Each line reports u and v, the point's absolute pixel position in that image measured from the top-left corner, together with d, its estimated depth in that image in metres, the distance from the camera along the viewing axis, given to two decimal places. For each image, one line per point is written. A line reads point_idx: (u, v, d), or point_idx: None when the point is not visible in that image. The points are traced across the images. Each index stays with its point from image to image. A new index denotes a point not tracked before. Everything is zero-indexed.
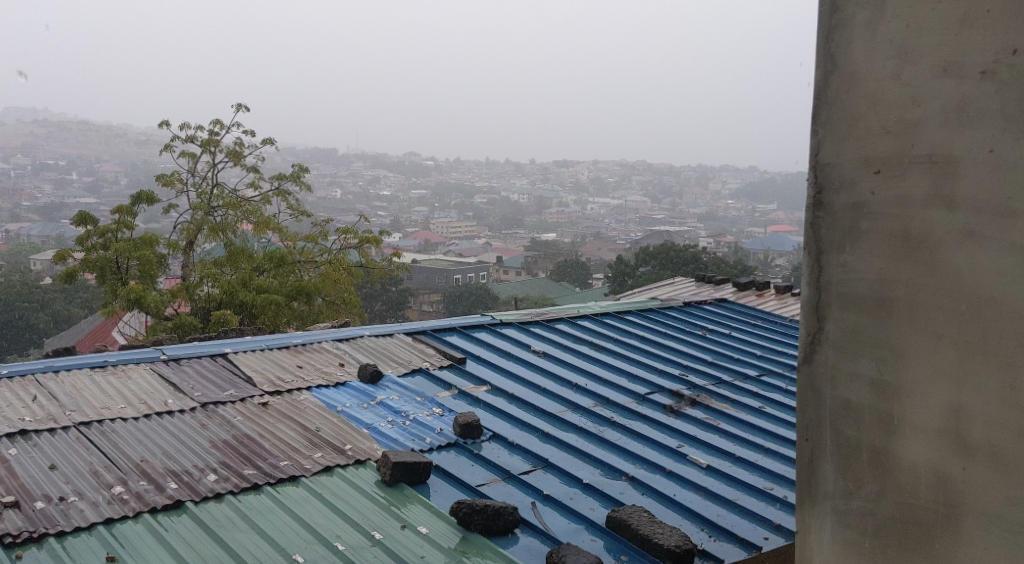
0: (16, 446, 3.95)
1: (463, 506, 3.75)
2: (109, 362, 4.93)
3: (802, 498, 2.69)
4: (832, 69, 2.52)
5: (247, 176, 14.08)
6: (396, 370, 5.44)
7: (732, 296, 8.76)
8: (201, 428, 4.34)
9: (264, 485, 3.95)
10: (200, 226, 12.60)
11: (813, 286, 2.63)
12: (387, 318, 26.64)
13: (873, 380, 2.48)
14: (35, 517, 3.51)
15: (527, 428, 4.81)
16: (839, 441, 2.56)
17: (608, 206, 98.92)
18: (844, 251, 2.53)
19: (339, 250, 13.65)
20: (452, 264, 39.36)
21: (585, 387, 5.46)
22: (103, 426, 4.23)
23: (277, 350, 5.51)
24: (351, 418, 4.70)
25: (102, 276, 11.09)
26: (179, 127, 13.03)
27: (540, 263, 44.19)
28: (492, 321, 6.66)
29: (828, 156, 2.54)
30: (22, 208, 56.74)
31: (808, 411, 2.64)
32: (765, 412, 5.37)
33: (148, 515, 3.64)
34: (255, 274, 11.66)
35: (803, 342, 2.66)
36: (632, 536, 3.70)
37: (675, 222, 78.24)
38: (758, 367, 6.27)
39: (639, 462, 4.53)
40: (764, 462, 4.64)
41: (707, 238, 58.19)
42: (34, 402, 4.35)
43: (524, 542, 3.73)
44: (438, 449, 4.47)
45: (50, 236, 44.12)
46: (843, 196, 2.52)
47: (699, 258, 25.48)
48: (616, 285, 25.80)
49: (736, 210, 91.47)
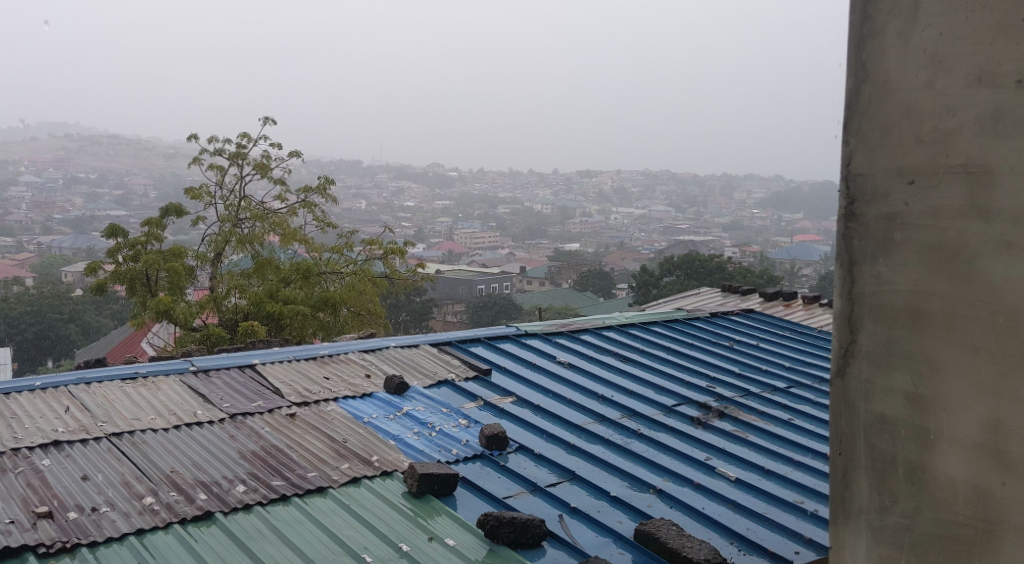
0: (49, 457, 4.00)
1: (491, 519, 3.74)
2: (140, 373, 4.98)
3: (837, 513, 2.67)
4: (863, 78, 2.51)
5: (274, 189, 14.13)
6: (422, 381, 5.45)
7: (759, 306, 8.70)
8: (230, 439, 4.37)
9: (292, 496, 3.96)
10: (227, 238, 12.72)
11: (845, 298, 2.61)
12: (411, 328, 26.81)
13: (908, 393, 2.46)
14: (68, 528, 3.54)
15: (552, 439, 4.80)
16: (874, 456, 2.54)
17: (632, 215, 98.28)
18: (877, 262, 2.52)
19: (365, 261, 13.75)
20: (476, 274, 39.48)
21: (611, 399, 5.45)
22: (135, 437, 4.27)
23: (305, 362, 5.54)
24: (378, 428, 4.72)
25: (131, 288, 11.18)
26: (207, 140, 13.07)
27: (563, 272, 44.02)
28: (518, 331, 6.65)
29: (860, 166, 2.53)
30: (54, 222, 57.51)
31: (843, 424, 2.62)
32: (794, 424, 5.33)
33: (179, 526, 3.66)
34: (281, 285, 11.73)
35: (837, 355, 2.64)
36: (662, 549, 3.68)
37: (699, 231, 77.84)
38: (787, 380, 6.21)
39: (667, 475, 4.50)
40: (795, 475, 4.60)
41: (730, 248, 57.79)
42: (67, 413, 4.40)
43: (551, 554, 3.73)
44: (464, 461, 4.47)
45: (82, 248, 44.85)
46: (876, 206, 2.50)
47: (726, 268, 25.27)
48: (639, 295, 25.73)
49: (759, 219, 91.06)
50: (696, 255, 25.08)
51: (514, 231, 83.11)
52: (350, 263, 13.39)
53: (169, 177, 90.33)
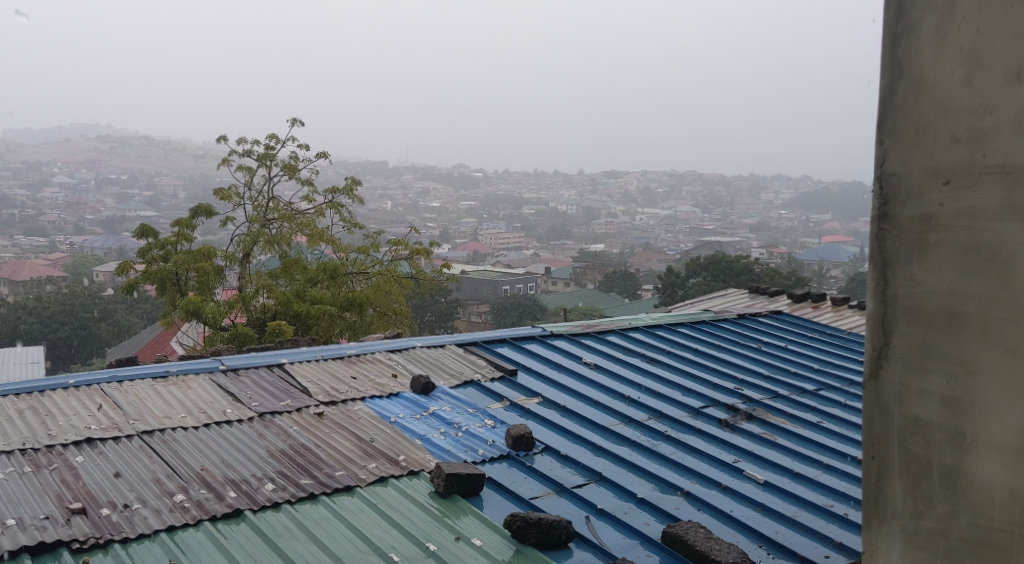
0: (83, 454, 4.04)
1: (517, 519, 3.74)
2: (170, 372, 5.03)
3: (870, 517, 2.65)
4: (898, 76, 2.49)
5: (302, 190, 14.22)
6: (448, 381, 5.46)
7: (788, 308, 8.63)
8: (259, 438, 4.40)
9: (320, 494, 3.99)
10: (255, 238, 12.81)
11: (878, 299, 2.59)
12: (436, 329, 26.89)
13: (943, 396, 2.43)
14: (101, 523, 3.58)
15: (579, 440, 4.80)
16: (908, 459, 2.52)
17: (657, 216, 97.97)
18: (912, 263, 2.49)
19: (390, 261, 13.68)
20: (502, 274, 39.55)
21: (638, 400, 5.44)
22: (165, 435, 4.31)
23: (332, 361, 5.57)
24: (404, 428, 4.73)
25: (162, 288, 11.29)
26: (236, 141, 13.17)
27: (587, 273, 43.93)
28: (544, 332, 6.65)
29: (894, 166, 2.51)
30: (86, 222, 58.23)
31: (876, 427, 2.60)
32: (824, 427, 5.29)
33: (209, 523, 3.70)
34: (309, 286, 11.81)
35: (870, 357, 2.62)
36: (689, 551, 3.67)
37: (726, 232, 77.44)
38: (816, 382, 6.16)
39: (694, 477, 4.49)
40: (824, 478, 4.57)
41: (757, 248, 57.44)
42: (99, 410, 4.45)
43: (578, 555, 3.73)
44: (490, 461, 4.48)
45: (112, 248, 45.39)
46: (910, 207, 2.48)
47: (753, 269, 25.12)
48: (665, 296, 25.65)
49: (787, 220, 90.46)
50: (722, 256, 24.96)
51: (540, 232, 83.10)
52: (377, 263, 13.43)
53: (197, 178, 91.17)
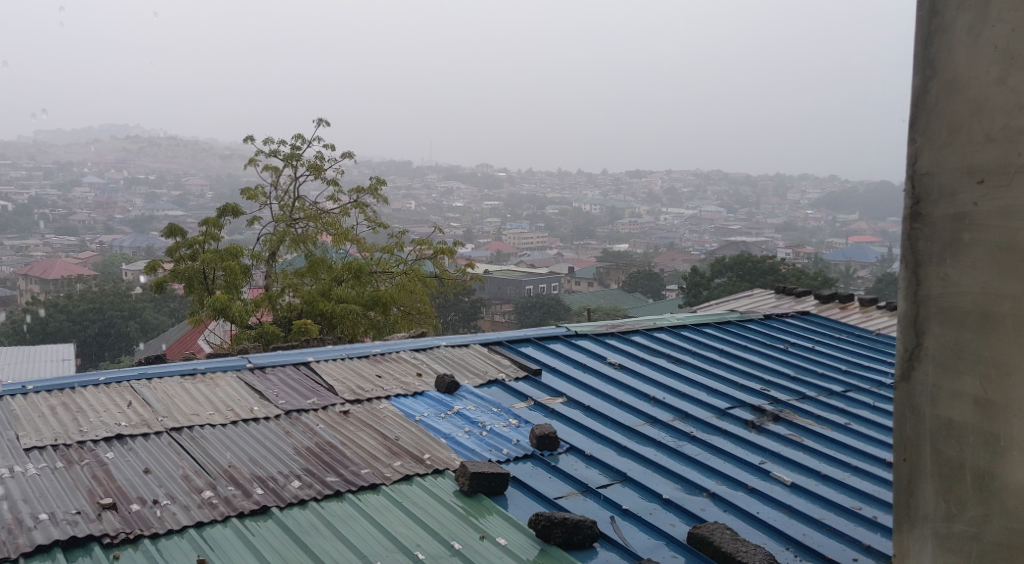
0: (113, 450, 4.08)
1: (542, 519, 3.74)
2: (198, 370, 5.07)
3: (901, 520, 2.62)
4: (931, 75, 2.46)
5: (328, 189, 14.29)
6: (472, 380, 5.47)
7: (814, 309, 8.57)
8: (285, 436, 4.43)
9: (346, 492, 4.00)
10: (281, 238, 12.87)
11: (910, 300, 2.56)
12: (460, 328, 26.94)
13: (977, 398, 2.41)
14: (131, 519, 3.61)
15: (604, 440, 4.79)
16: (940, 462, 2.49)
17: (682, 215, 97.59)
18: (945, 263, 2.47)
19: (415, 261, 13.77)
20: (526, 274, 39.55)
21: (662, 401, 5.42)
22: (194, 431, 4.35)
23: (358, 360, 5.59)
24: (429, 427, 4.75)
25: (190, 286, 11.38)
26: (263, 142, 13.26)
27: (611, 273, 43.82)
28: (568, 332, 6.64)
29: (927, 165, 2.49)
30: (115, 222, 58.82)
31: (907, 429, 2.57)
32: (852, 429, 5.25)
33: (237, 519, 3.72)
34: (334, 285, 11.87)
35: (902, 358, 2.60)
36: (715, 553, 3.65)
37: (751, 231, 77.00)
38: (843, 383, 6.11)
39: (720, 479, 4.46)
40: (853, 480, 4.53)
41: (782, 249, 57.08)
42: (129, 407, 4.49)
43: (603, 556, 3.72)
44: (515, 461, 4.48)
45: (140, 248, 45.83)
46: (943, 206, 2.46)
47: (779, 269, 24.97)
48: (690, 296, 25.55)
49: (813, 220, 89.81)
50: (748, 256, 24.82)
51: (564, 232, 83.03)
52: (401, 262, 13.46)
53: (224, 177, 91.87)
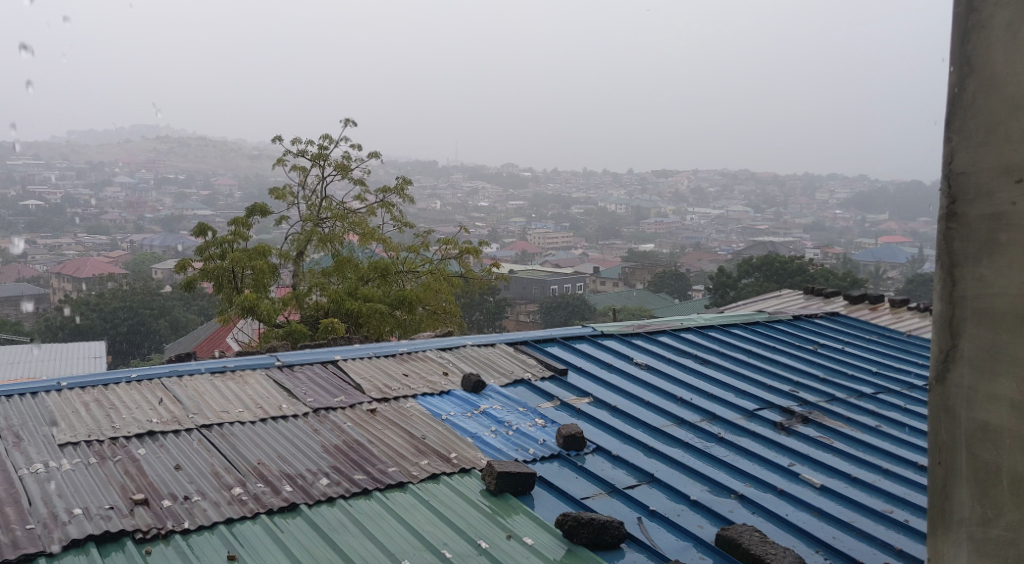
0: (145, 446, 4.12)
1: (568, 519, 3.73)
2: (228, 367, 5.11)
3: (934, 524, 2.58)
4: (967, 73, 2.43)
5: (354, 189, 14.34)
6: (498, 380, 5.47)
7: (844, 310, 8.50)
8: (314, 433, 4.45)
9: (373, 490, 4.02)
10: (309, 237, 12.92)
11: (945, 301, 2.53)
12: (485, 327, 26.98)
13: (1014, 401, 2.38)
14: (162, 514, 3.65)
15: (631, 441, 4.77)
16: (975, 466, 2.46)
17: (708, 215, 97.12)
18: (980, 264, 2.44)
19: (440, 260, 13.81)
20: (552, 274, 39.52)
21: (689, 402, 5.39)
22: (223, 429, 4.38)
23: (385, 359, 5.61)
24: (455, 426, 4.75)
25: (219, 285, 11.46)
26: (291, 142, 13.32)
27: (637, 273, 43.67)
28: (594, 332, 6.63)
29: (963, 164, 2.46)
30: (144, 221, 59.44)
31: (941, 432, 2.54)
32: (883, 431, 5.20)
33: (266, 516, 3.75)
34: (360, 284, 11.93)
35: (936, 360, 2.56)
36: (743, 555, 3.63)
37: (778, 232, 76.47)
38: (874, 385, 6.05)
39: (748, 480, 4.44)
40: (883, 483, 4.49)
41: (810, 249, 56.64)
42: (160, 404, 4.53)
43: (630, 557, 3.71)
44: (541, 461, 4.47)
45: (170, 246, 46.30)
46: (979, 206, 2.43)
47: (807, 269, 24.78)
48: (717, 296, 25.42)
49: (841, 220, 89.07)
50: (775, 257, 24.65)
51: (589, 232, 82.90)
52: (427, 262, 13.49)
53: (252, 177, 92.51)
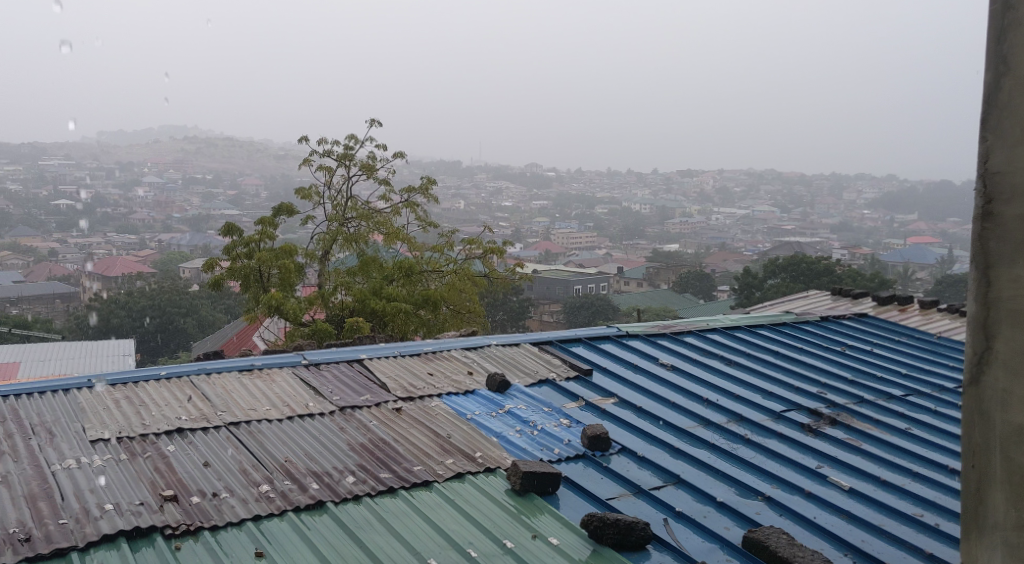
0: (174, 443, 4.16)
1: (594, 519, 3.72)
2: (255, 365, 5.14)
3: (967, 530, 2.55)
4: (1004, 71, 2.43)
5: (379, 189, 14.38)
6: (523, 379, 5.47)
7: (871, 311, 8.42)
8: (340, 431, 4.47)
9: (399, 488, 4.03)
10: (334, 237, 12.96)
11: (979, 302, 2.50)
12: (508, 327, 26.99)
13: None
14: (191, 511, 3.67)
15: (656, 442, 4.76)
16: (1011, 469, 2.45)
17: (733, 215, 96.65)
18: (1016, 265, 2.43)
19: (464, 260, 13.83)
20: (576, 274, 39.47)
21: (716, 403, 5.36)
22: (251, 426, 4.41)
23: (410, 358, 5.62)
24: (480, 425, 4.75)
25: (246, 284, 11.53)
26: (316, 142, 13.36)
27: (661, 273, 43.52)
28: (620, 333, 6.61)
29: (999, 164, 2.45)
30: (172, 220, 60.01)
31: (975, 435, 2.51)
32: (913, 433, 5.14)
33: (293, 513, 3.77)
34: (385, 283, 11.97)
35: (969, 362, 2.53)
36: (771, 557, 3.60)
37: (804, 232, 75.93)
38: (904, 387, 6.00)
39: (776, 482, 4.41)
40: (913, 486, 4.45)
41: (837, 249, 56.19)
42: (189, 401, 4.57)
43: (656, 558, 3.70)
44: (566, 461, 4.47)
45: (197, 246, 46.75)
46: (1015, 206, 2.43)
47: (833, 270, 24.58)
48: (742, 297, 25.27)
49: (868, 220, 88.31)
50: (802, 257, 24.47)
51: (613, 232, 82.72)
52: (451, 261, 13.42)
53: (277, 177, 93.14)
